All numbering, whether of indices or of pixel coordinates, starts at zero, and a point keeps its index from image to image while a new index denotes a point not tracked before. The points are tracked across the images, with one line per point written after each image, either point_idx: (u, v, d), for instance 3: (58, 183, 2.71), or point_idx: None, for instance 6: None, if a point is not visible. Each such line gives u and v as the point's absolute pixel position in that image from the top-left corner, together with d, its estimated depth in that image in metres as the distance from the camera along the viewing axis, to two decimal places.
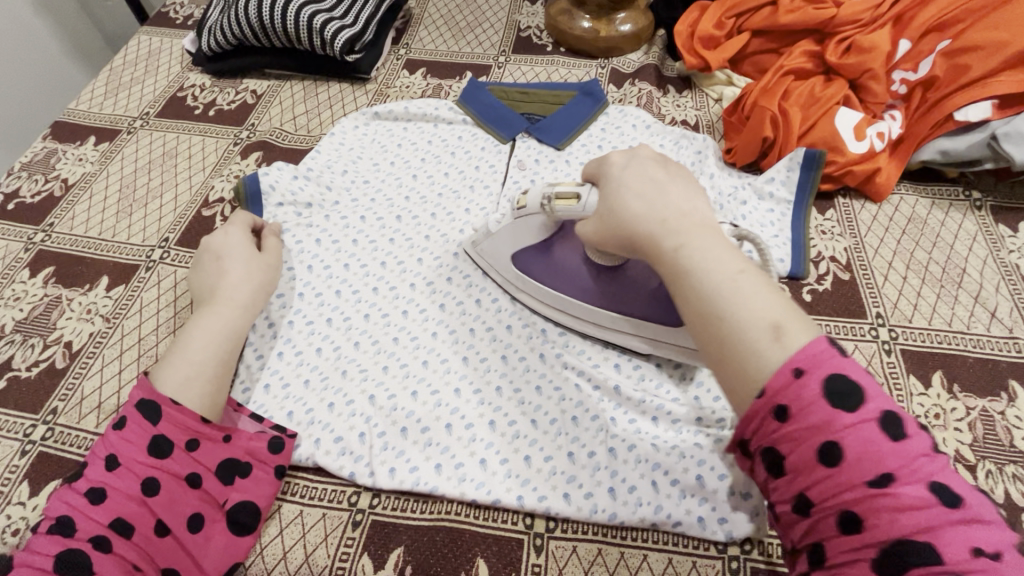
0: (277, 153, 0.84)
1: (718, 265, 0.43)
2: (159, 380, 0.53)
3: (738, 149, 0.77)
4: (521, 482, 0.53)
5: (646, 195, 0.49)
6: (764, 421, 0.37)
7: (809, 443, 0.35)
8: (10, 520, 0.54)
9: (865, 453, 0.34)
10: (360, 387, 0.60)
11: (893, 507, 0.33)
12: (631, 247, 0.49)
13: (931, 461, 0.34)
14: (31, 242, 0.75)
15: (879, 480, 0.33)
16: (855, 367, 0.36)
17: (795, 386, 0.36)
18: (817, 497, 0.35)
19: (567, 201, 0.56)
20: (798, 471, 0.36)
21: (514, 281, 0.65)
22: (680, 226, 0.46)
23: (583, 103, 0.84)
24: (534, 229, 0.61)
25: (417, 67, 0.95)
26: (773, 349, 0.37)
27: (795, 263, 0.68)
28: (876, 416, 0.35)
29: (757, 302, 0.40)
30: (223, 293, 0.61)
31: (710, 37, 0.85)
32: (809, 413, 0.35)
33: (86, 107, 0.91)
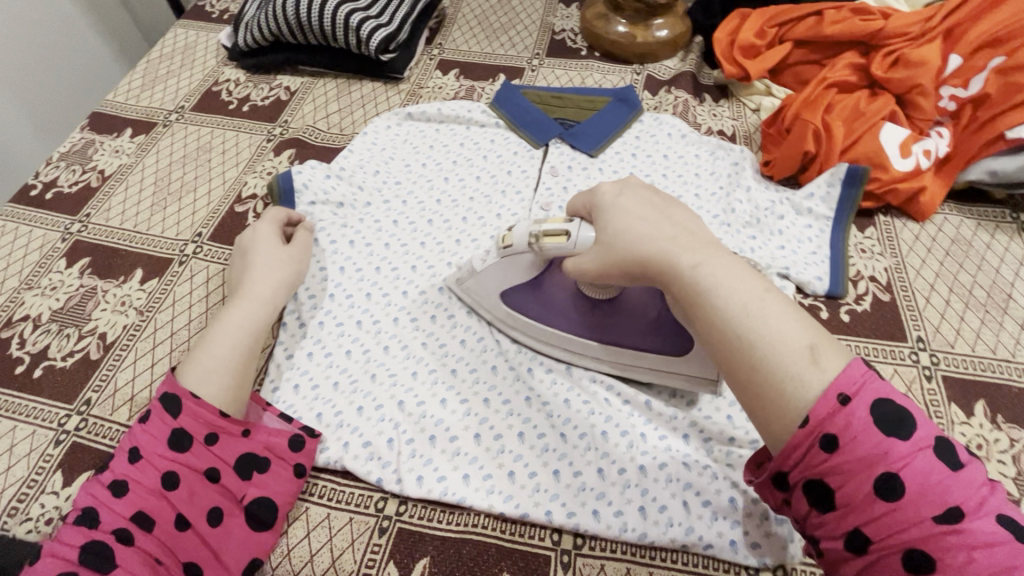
0: (310, 151, 0.84)
1: (740, 285, 0.42)
2: (182, 372, 0.53)
3: (777, 162, 0.75)
4: (550, 497, 0.53)
5: (649, 217, 0.48)
6: (809, 452, 0.36)
7: (865, 475, 0.34)
8: (45, 510, 0.55)
9: (924, 482, 0.34)
10: (390, 392, 0.60)
11: (967, 545, 0.32)
12: (638, 269, 0.47)
13: (990, 492, 0.34)
14: (68, 232, 0.76)
15: (944, 514, 0.33)
16: (899, 393, 0.37)
17: (844, 413, 0.35)
18: (876, 534, 0.35)
19: (556, 238, 0.53)
20: (852, 505, 0.35)
21: (505, 319, 0.63)
22: (691, 245, 0.45)
23: (618, 109, 0.83)
24: (523, 266, 0.58)
25: (449, 68, 0.95)
26: (813, 373, 0.37)
27: (834, 282, 0.66)
28: (928, 442, 0.35)
29: (785, 324, 0.39)
30: (248, 287, 0.61)
31: (751, 46, 0.83)
32: (861, 442, 0.35)
33: (124, 99, 0.92)
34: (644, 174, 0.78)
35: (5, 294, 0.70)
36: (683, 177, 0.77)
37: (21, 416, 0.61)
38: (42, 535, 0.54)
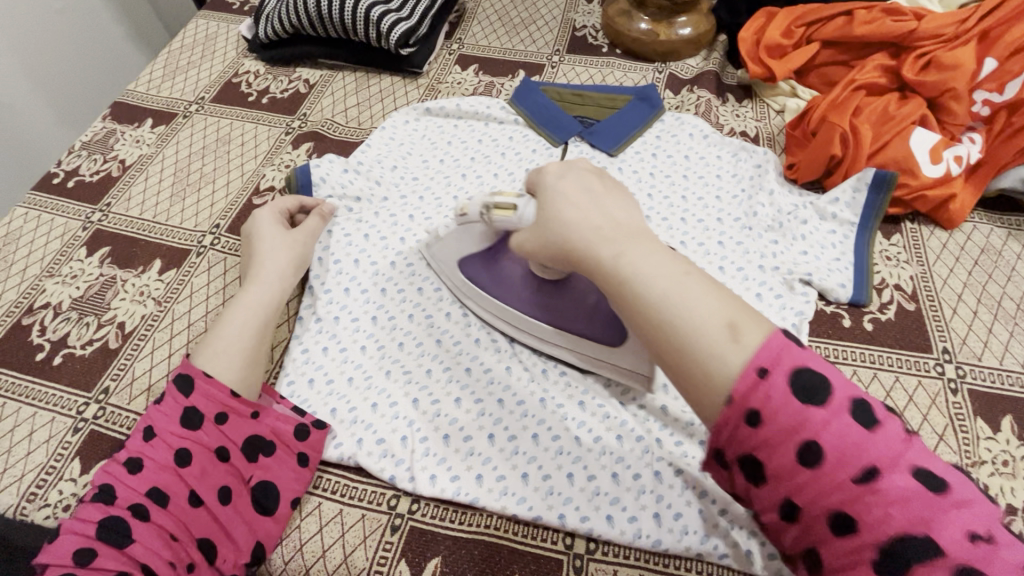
0: (328, 145, 0.84)
1: (660, 271, 0.42)
2: (195, 354, 0.55)
3: (801, 166, 0.74)
4: (563, 500, 0.52)
5: (578, 206, 0.49)
6: (737, 429, 0.37)
7: (789, 446, 0.35)
8: (63, 496, 0.56)
9: (844, 447, 0.34)
10: (404, 390, 0.60)
11: (883, 503, 0.33)
12: (572, 261, 0.48)
13: (908, 447, 0.35)
14: (89, 221, 0.76)
15: (864, 475, 0.34)
16: (818, 361, 0.37)
17: (763, 388, 0.36)
18: (803, 501, 0.35)
19: (504, 211, 0.54)
20: (781, 477, 0.36)
21: (461, 288, 0.64)
22: (615, 234, 0.46)
23: (639, 108, 0.81)
24: (477, 236, 0.60)
25: (469, 63, 0.94)
26: (733, 350, 0.37)
27: (858, 290, 0.65)
28: (846, 406, 0.35)
29: (705, 305, 0.40)
30: (256, 271, 0.62)
31: (778, 46, 0.81)
32: (782, 414, 0.35)
33: (145, 89, 0.93)
34: (664, 175, 0.77)
35: (27, 281, 0.71)
36: (704, 179, 0.76)
37: (40, 403, 0.62)
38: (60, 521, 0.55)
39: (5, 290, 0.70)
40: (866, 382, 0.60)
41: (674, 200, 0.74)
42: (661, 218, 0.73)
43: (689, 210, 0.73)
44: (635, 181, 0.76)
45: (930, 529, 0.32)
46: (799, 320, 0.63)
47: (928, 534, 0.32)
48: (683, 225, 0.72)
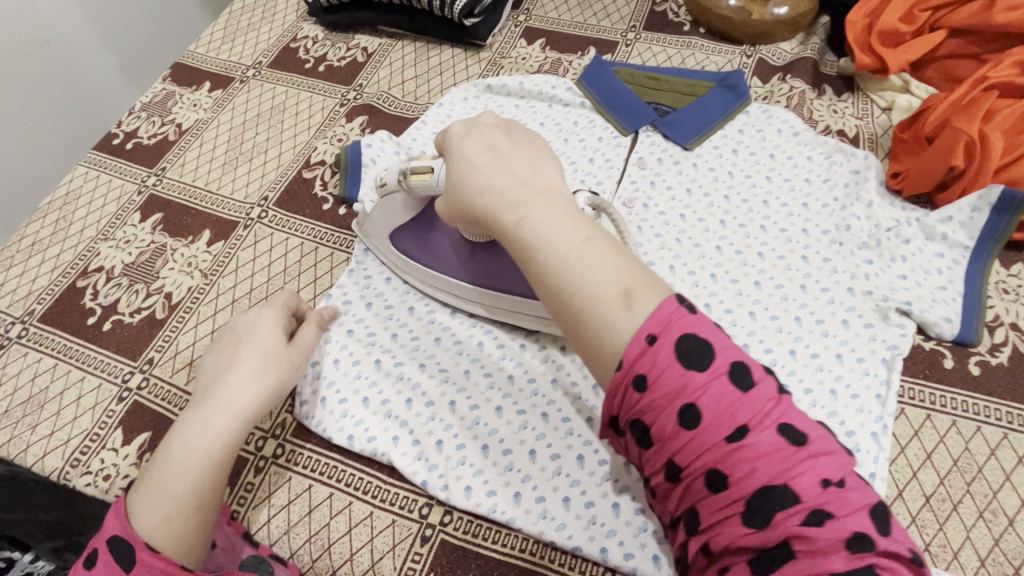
0: (383, 119, 0.80)
1: (562, 236, 0.42)
2: (137, 511, 0.44)
3: (910, 174, 0.64)
4: (606, 532, 0.48)
5: (485, 164, 0.48)
6: (626, 395, 0.37)
7: (670, 410, 0.36)
8: (104, 465, 0.57)
9: (718, 408, 0.35)
10: (442, 390, 0.56)
11: (750, 458, 0.34)
12: (479, 223, 0.48)
13: (778, 404, 0.36)
14: (144, 185, 0.76)
15: (734, 434, 0.35)
16: (704, 324, 0.38)
17: (650, 353, 0.37)
18: (683, 462, 0.36)
19: (423, 175, 0.54)
20: (663, 440, 0.36)
21: (397, 264, 0.63)
22: (520, 195, 0.45)
23: (721, 96, 0.73)
24: (401, 208, 0.59)
25: (535, 36, 0.87)
26: (625, 317, 0.38)
27: (966, 326, 0.56)
28: (724, 369, 0.36)
29: (602, 269, 0.40)
30: (219, 395, 0.49)
31: (894, 32, 0.71)
32: (664, 380, 0.36)
33: (204, 50, 0.91)
34: (744, 174, 0.69)
35: (82, 243, 0.72)
36: (790, 182, 0.68)
37: (89, 368, 0.62)
38: (101, 489, 0.56)
39: (62, 250, 0.71)
40: (966, 437, 0.52)
41: (754, 204, 0.67)
42: (736, 223, 0.65)
43: (770, 217, 0.65)
44: (710, 180, 0.69)
45: (787, 478, 0.34)
46: (891, 356, 0.55)
47: (788, 484, 0.34)
48: (762, 233, 0.64)
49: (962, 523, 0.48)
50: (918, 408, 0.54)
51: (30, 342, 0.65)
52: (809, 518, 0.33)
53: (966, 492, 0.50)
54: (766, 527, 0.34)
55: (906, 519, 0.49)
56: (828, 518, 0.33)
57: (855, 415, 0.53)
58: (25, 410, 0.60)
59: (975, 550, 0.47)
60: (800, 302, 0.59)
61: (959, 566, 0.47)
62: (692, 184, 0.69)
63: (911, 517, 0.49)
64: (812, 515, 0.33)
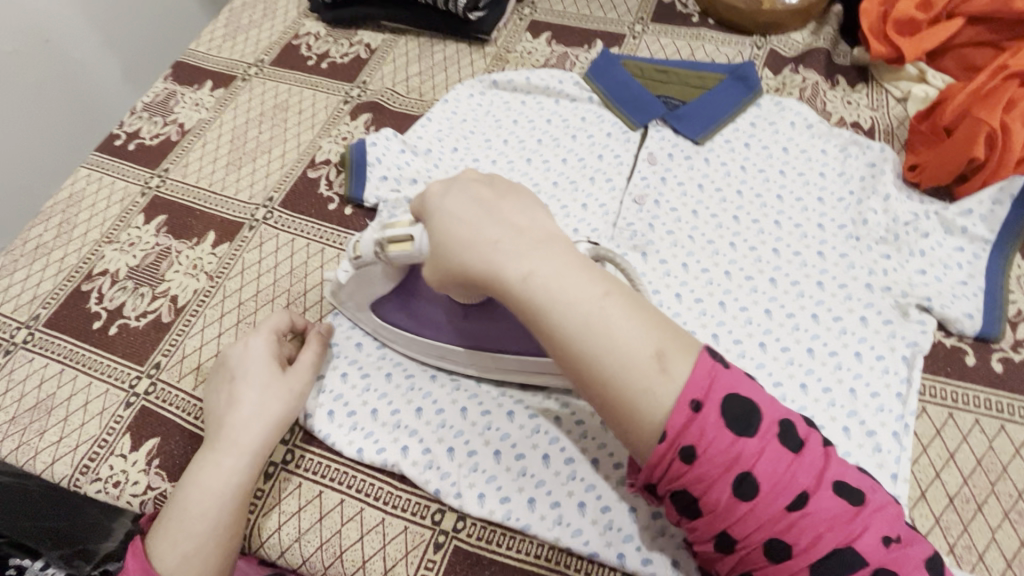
0: (387, 117, 0.79)
1: (581, 296, 0.40)
2: (158, 552, 0.47)
3: (929, 167, 0.63)
4: (624, 538, 0.47)
5: (475, 219, 0.45)
6: (672, 466, 0.38)
7: (726, 481, 0.37)
8: (113, 472, 0.56)
9: (775, 475, 0.37)
10: (452, 396, 0.55)
11: (814, 524, 0.37)
12: (476, 286, 0.44)
13: (828, 462, 0.39)
14: (148, 186, 0.75)
15: (795, 500, 0.37)
16: (744, 384, 0.39)
17: (697, 421, 0.38)
18: (741, 533, 0.38)
19: (401, 245, 0.48)
20: (718, 511, 0.38)
21: (383, 332, 0.58)
22: (521, 253, 0.42)
23: (733, 89, 0.72)
24: (379, 278, 0.52)
25: (541, 30, 0.86)
26: (664, 382, 0.38)
27: (988, 322, 0.55)
28: (774, 431, 0.38)
29: (629, 331, 0.39)
30: (227, 436, 0.51)
31: (909, 20, 0.69)
32: (716, 450, 0.37)
33: (205, 49, 0.90)
34: (758, 169, 0.67)
35: (87, 246, 0.71)
36: (804, 176, 0.66)
37: (96, 373, 0.62)
38: (110, 496, 0.56)
39: (66, 253, 0.70)
40: (990, 435, 0.51)
41: (767, 199, 0.65)
42: (750, 219, 0.64)
43: (785, 212, 0.64)
44: (722, 175, 0.68)
45: (852, 539, 0.37)
46: (912, 353, 0.54)
47: (852, 546, 0.37)
48: (777, 229, 0.63)
49: (987, 524, 0.47)
50: (939, 406, 0.53)
51: (35, 347, 0.64)
52: None
53: (991, 492, 0.49)
54: None
55: (930, 520, 0.48)
56: None
57: (876, 415, 0.52)
58: (32, 416, 0.60)
59: (1001, 552, 0.46)
60: (817, 300, 0.58)
61: (985, 568, 0.46)
62: (705, 180, 0.67)
63: (935, 518, 0.48)
64: (880, 574, 0.37)
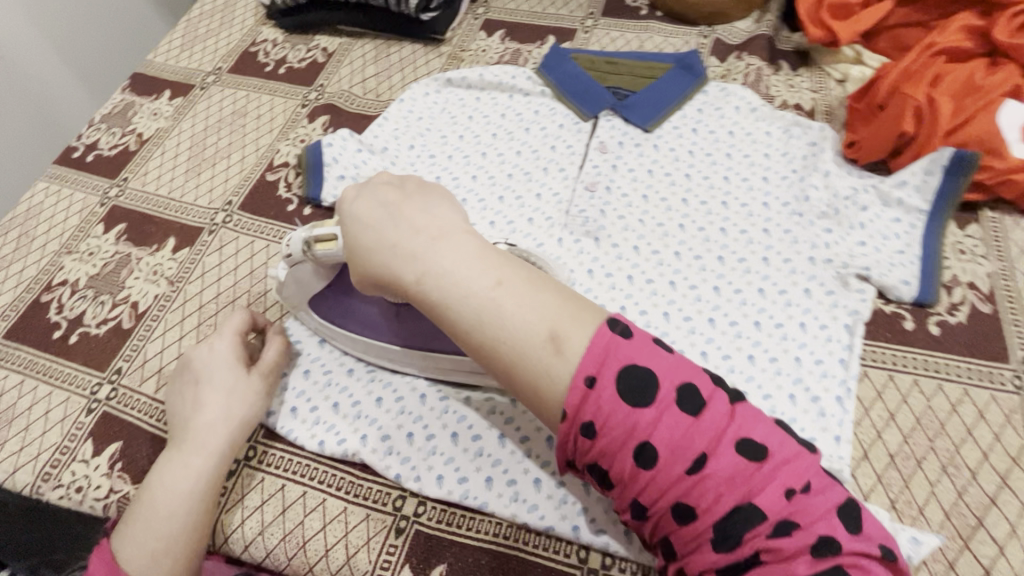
0: (345, 118, 0.80)
1: (475, 287, 0.43)
2: (123, 554, 0.47)
3: (865, 142, 0.65)
4: (578, 511, 0.49)
5: (378, 223, 0.48)
6: (578, 442, 0.40)
7: (626, 452, 0.39)
8: (76, 477, 0.56)
9: (673, 440, 0.38)
10: (411, 384, 0.56)
11: (714, 485, 0.37)
12: (387, 289, 0.48)
13: (730, 421, 0.39)
14: (107, 196, 0.75)
15: (692, 464, 0.37)
16: (642, 354, 0.40)
17: (593, 397, 0.39)
18: (649, 501, 0.39)
19: (328, 243, 0.51)
20: (626, 481, 0.39)
21: (325, 331, 0.59)
22: (420, 251, 0.45)
23: (679, 77, 0.74)
24: (312, 278, 0.54)
25: (494, 28, 0.87)
26: (560, 362, 0.40)
27: (924, 288, 0.57)
28: (671, 398, 0.39)
29: (523, 315, 0.42)
30: (193, 437, 0.51)
31: (843, 4, 0.72)
32: (614, 423, 0.39)
33: (163, 59, 0.90)
34: (705, 153, 0.69)
35: (46, 257, 0.71)
36: (750, 158, 0.68)
37: (56, 381, 0.62)
38: (73, 502, 0.56)
39: (25, 265, 0.70)
40: (928, 394, 0.53)
41: (715, 181, 0.67)
42: (699, 201, 0.66)
43: (732, 192, 0.66)
44: (671, 160, 0.69)
45: (751, 496, 0.37)
46: (853, 321, 0.56)
47: (753, 503, 0.37)
48: (724, 210, 0.65)
49: (926, 479, 0.49)
50: (880, 369, 0.55)
51: None
52: (778, 532, 0.36)
53: (930, 449, 0.50)
54: (736, 550, 0.37)
55: (872, 479, 0.50)
56: (795, 528, 0.36)
57: (819, 381, 0.53)
58: None
59: (940, 504, 0.48)
60: (763, 275, 0.60)
61: (926, 521, 0.48)
62: (654, 165, 0.69)
63: (876, 476, 0.50)
64: (780, 526, 0.36)
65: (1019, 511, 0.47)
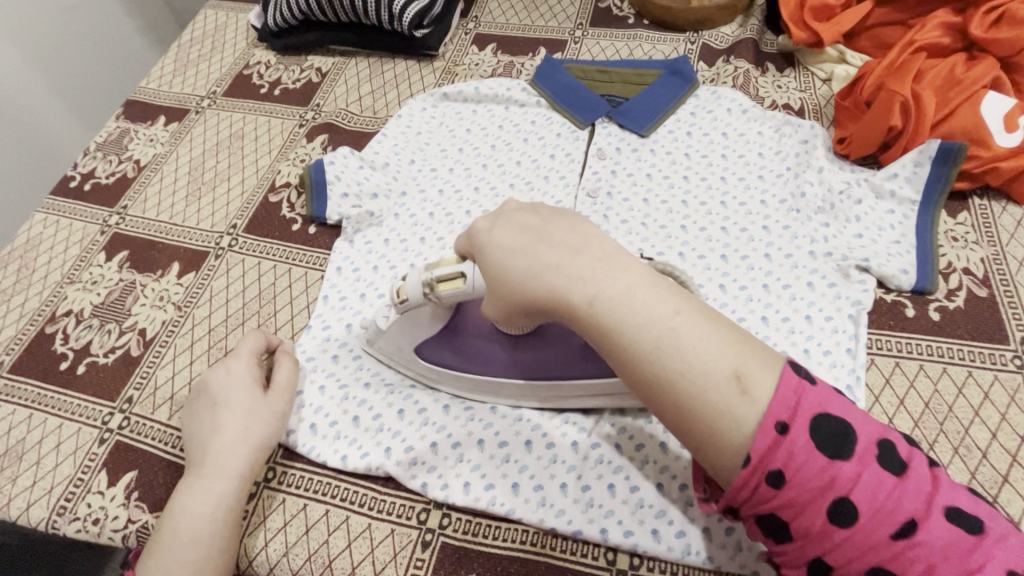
0: (344, 136, 0.80)
1: (650, 314, 0.39)
2: None
3: (855, 138, 0.67)
4: (604, 513, 0.49)
5: (534, 248, 0.44)
6: (759, 490, 0.36)
7: (819, 506, 0.35)
8: (91, 510, 0.56)
9: (878, 500, 0.35)
10: (435, 396, 0.57)
11: (926, 555, 0.34)
12: (539, 312, 0.43)
13: (937, 487, 0.36)
14: (107, 224, 0.75)
15: (899, 528, 0.34)
16: (841, 406, 0.37)
17: (785, 444, 0.35)
18: (838, 561, 0.36)
19: (452, 283, 0.48)
20: (812, 537, 0.36)
21: (428, 374, 0.57)
22: (584, 273, 0.41)
23: (672, 83, 0.75)
24: (426, 319, 0.52)
25: (486, 42, 0.89)
26: (746, 403, 0.36)
27: (922, 276, 0.59)
28: (872, 452, 0.36)
29: (704, 348, 0.38)
30: (213, 461, 0.51)
31: (825, 6, 0.74)
32: (809, 475, 0.35)
33: (156, 85, 0.90)
34: (701, 155, 0.71)
35: (47, 289, 0.70)
36: (745, 158, 0.70)
37: (65, 413, 0.61)
38: (91, 534, 0.55)
39: (27, 297, 0.70)
40: (934, 378, 0.55)
41: (713, 181, 0.69)
42: (698, 203, 0.67)
43: (730, 192, 0.68)
44: (668, 163, 0.71)
45: (972, 574, 0.33)
46: (857, 311, 0.58)
47: None
48: (724, 209, 0.67)
49: (939, 461, 0.50)
50: (886, 356, 0.56)
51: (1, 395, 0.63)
52: None
53: (940, 431, 0.52)
54: None
55: None
56: None
57: (829, 371, 0.55)
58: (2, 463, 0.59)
59: None
60: (767, 271, 0.61)
61: None
62: (652, 169, 0.70)
63: None
64: None
65: None
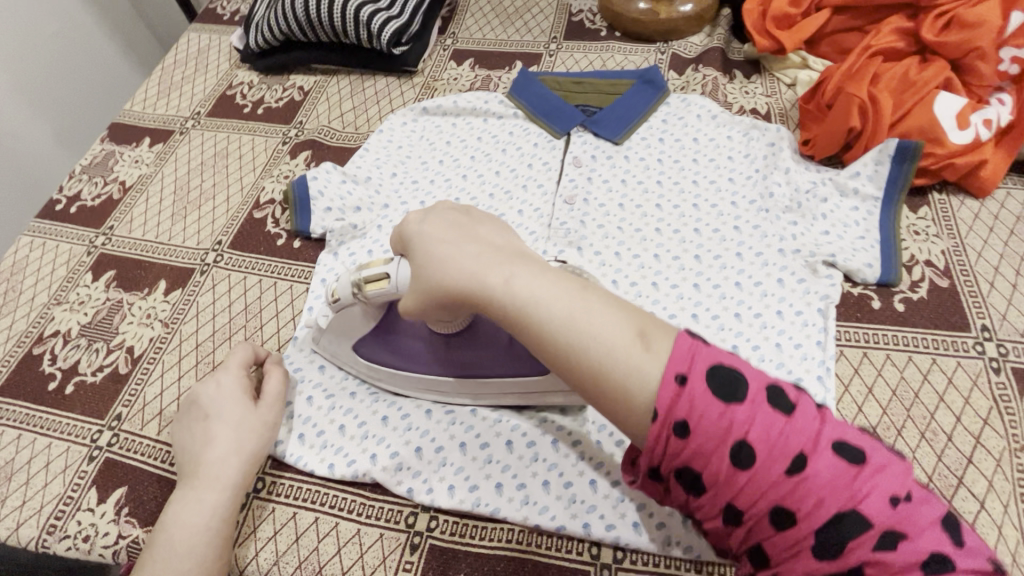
0: (326, 152, 0.82)
1: (557, 290, 0.43)
2: None
3: (818, 140, 0.70)
4: (587, 508, 0.50)
5: (456, 241, 0.48)
6: (669, 443, 0.38)
7: (722, 452, 0.37)
8: (81, 527, 0.56)
9: (770, 439, 0.37)
10: (416, 401, 0.58)
11: (816, 489, 0.36)
12: (460, 299, 0.47)
13: (824, 424, 0.38)
14: (93, 245, 0.76)
15: (792, 464, 0.36)
16: (728, 356, 0.39)
17: (685, 394, 0.38)
18: (745, 505, 0.37)
19: (377, 283, 0.51)
20: (720, 484, 0.38)
21: (368, 372, 0.59)
22: (499, 261, 0.46)
23: (643, 91, 0.78)
24: (360, 318, 0.55)
25: (464, 57, 0.91)
26: (650, 359, 0.39)
27: (886, 268, 0.62)
28: (763, 396, 0.38)
29: (606, 316, 0.42)
30: (204, 473, 0.52)
31: (785, 15, 0.78)
32: (708, 423, 0.37)
33: (140, 108, 0.92)
34: (673, 160, 0.74)
35: (35, 310, 0.71)
36: (716, 162, 0.72)
37: (54, 433, 0.62)
38: (81, 552, 0.55)
39: (14, 320, 0.70)
40: (901, 366, 0.57)
41: (685, 185, 0.71)
42: (671, 206, 0.70)
43: (701, 195, 0.70)
44: (642, 168, 0.73)
45: (856, 502, 0.35)
46: (825, 305, 0.60)
47: (858, 509, 0.35)
48: (696, 211, 0.69)
49: (908, 446, 0.52)
50: (855, 347, 0.58)
51: None
52: (884, 544, 0.35)
53: (908, 417, 0.54)
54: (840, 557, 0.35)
55: None
56: (902, 540, 0.35)
57: (801, 363, 0.57)
58: None
59: (923, 468, 0.51)
60: (738, 269, 0.63)
61: None
62: (627, 175, 0.73)
63: None
64: (887, 538, 0.35)
65: (994, 468, 0.51)
